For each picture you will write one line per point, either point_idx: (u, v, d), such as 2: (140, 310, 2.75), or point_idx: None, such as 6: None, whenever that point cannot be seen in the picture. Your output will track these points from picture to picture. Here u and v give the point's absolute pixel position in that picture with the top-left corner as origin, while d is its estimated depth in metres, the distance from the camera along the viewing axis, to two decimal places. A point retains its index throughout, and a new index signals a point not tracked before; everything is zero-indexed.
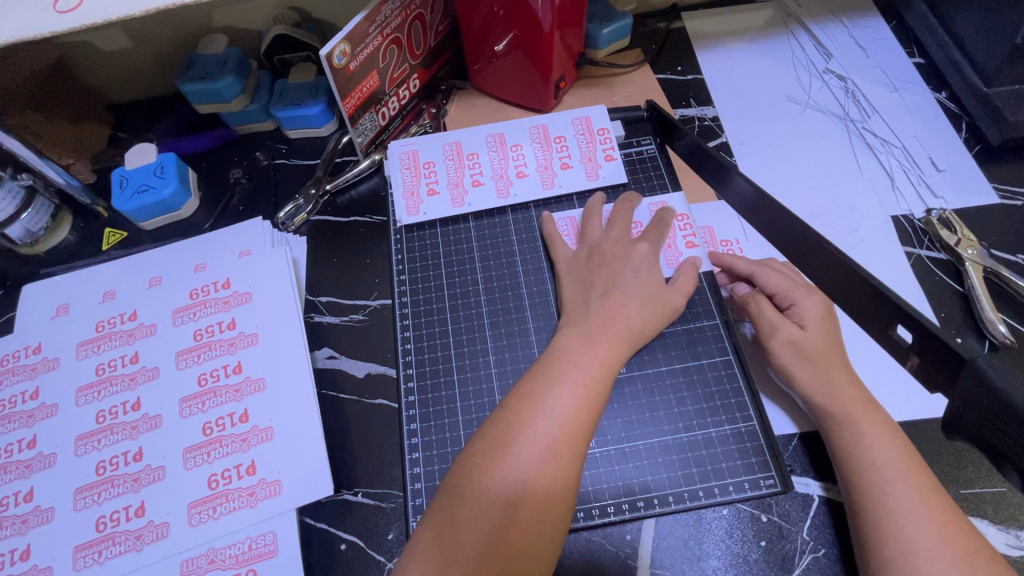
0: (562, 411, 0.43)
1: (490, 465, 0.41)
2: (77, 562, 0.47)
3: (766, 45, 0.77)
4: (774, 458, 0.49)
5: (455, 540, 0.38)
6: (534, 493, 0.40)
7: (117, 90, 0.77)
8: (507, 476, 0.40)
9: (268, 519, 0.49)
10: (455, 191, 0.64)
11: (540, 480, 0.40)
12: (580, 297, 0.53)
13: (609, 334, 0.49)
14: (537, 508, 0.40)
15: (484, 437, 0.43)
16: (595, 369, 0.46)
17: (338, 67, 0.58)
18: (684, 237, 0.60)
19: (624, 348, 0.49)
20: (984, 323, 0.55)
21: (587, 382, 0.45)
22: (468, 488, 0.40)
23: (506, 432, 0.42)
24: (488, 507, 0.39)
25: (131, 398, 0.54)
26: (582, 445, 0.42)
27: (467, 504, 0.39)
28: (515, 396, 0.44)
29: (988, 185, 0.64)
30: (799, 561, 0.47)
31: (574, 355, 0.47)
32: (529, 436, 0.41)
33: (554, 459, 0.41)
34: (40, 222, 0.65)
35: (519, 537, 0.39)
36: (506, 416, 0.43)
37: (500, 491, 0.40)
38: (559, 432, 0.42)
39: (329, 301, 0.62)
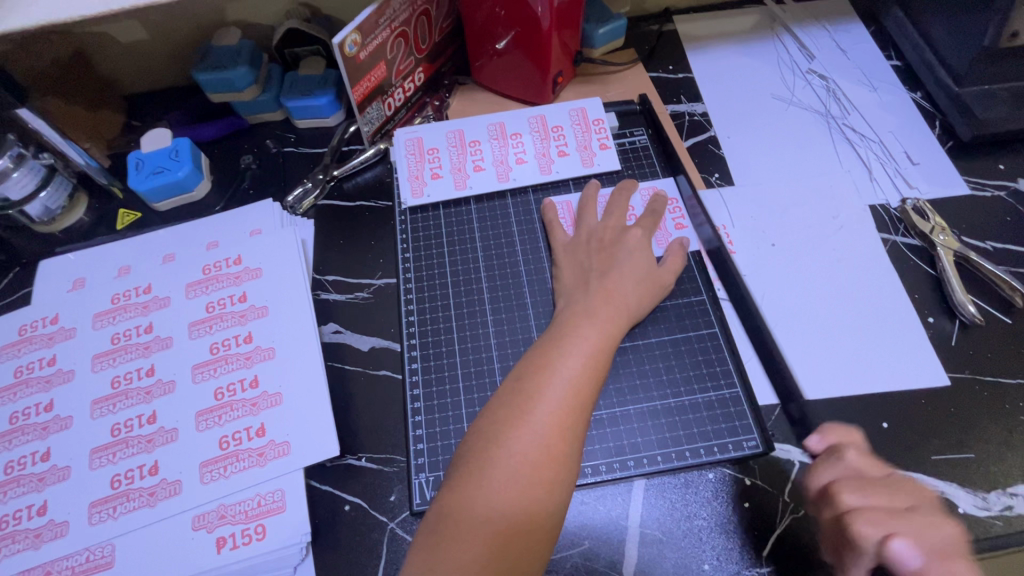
0: (573, 379, 0.46)
1: (512, 429, 0.43)
2: (92, 517, 0.49)
3: (752, 47, 0.81)
4: (756, 422, 0.53)
5: (483, 499, 0.40)
6: (552, 454, 0.42)
7: (130, 80, 0.80)
8: (530, 441, 0.42)
9: (277, 478, 0.51)
10: (458, 175, 0.68)
11: (557, 443, 0.43)
12: (580, 278, 0.56)
13: (607, 309, 0.52)
14: (556, 469, 0.42)
15: (503, 405, 0.45)
16: (600, 342, 0.49)
17: (349, 56, 0.61)
18: (674, 219, 0.64)
19: (622, 322, 0.52)
20: (954, 303, 0.59)
21: (593, 352, 0.48)
22: (492, 450, 0.42)
23: (526, 399, 0.44)
24: (515, 468, 0.41)
25: (145, 365, 0.56)
26: (590, 411, 0.45)
27: (494, 467, 0.41)
28: (530, 366, 0.47)
29: (959, 177, 0.68)
30: (779, 521, 0.49)
31: (581, 329, 0.50)
32: (546, 402, 0.44)
33: (568, 423, 0.44)
34: (57, 200, 0.67)
35: (540, 495, 0.41)
36: (523, 385, 0.46)
37: (522, 453, 0.42)
38: (571, 399, 0.45)
39: (335, 280, 0.64)
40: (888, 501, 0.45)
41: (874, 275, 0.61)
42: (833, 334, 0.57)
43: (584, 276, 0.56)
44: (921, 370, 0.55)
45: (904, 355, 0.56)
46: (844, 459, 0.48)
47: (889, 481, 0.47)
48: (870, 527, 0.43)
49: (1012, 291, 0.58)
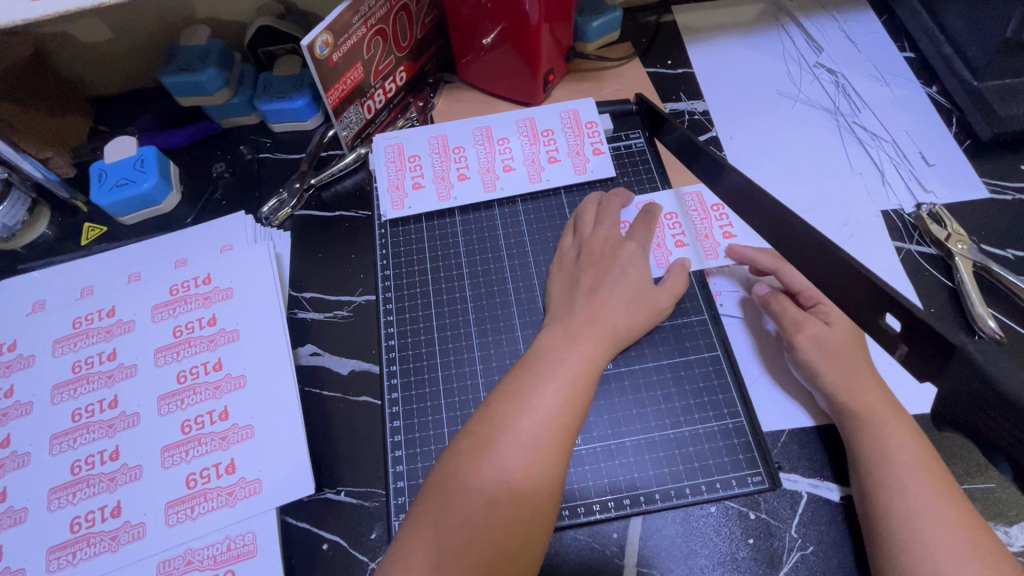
0: (547, 408, 0.42)
1: (473, 462, 0.40)
2: (51, 564, 0.46)
3: (756, 39, 0.76)
4: (762, 454, 0.49)
5: (438, 542, 0.37)
6: (519, 492, 0.39)
7: (97, 81, 0.75)
8: (493, 476, 0.39)
9: (248, 519, 0.48)
10: (441, 185, 0.64)
11: (525, 479, 0.39)
12: (567, 294, 0.52)
13: (592, 329, 0.48)
14: (523, 507, 0.39)
15: (468, 436, 0.41)
16: (580, 365, 0.45)
17: (321, 57, 0.57)
18: (721, 228, 0.60)
19: (607, 345, 0.48)
20: (974, 318, 0.55)
21: (572, 379, 0.44)
22: (451, 487, 0.39)
23: (492, 431, 0.41)
24: (476, 507, 0.38)
25: (108, 396, 0.53)
26: (569, 443, 0.41)
27: (452, 504, 0.38)
28: (500, 393, 0.43)
29: (977, 179, 0.64)
30: (786, 559, 0.46)
31: (557, 351, 0.46)
32: (514, 434, 0.40)
33: (539, 457, 0.40)
34: (15, 216, 0.64)
35: (505, 539, 0.37)
36: (490, 415, 0.42)
37: (484, 490, 0.38)
38: (544, 431, 0.41)
39: (312, 297, 0.60)
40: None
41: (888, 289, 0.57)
42: None
43: (572, 291, 0.52)
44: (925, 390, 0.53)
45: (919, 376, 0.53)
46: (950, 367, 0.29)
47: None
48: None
49: None
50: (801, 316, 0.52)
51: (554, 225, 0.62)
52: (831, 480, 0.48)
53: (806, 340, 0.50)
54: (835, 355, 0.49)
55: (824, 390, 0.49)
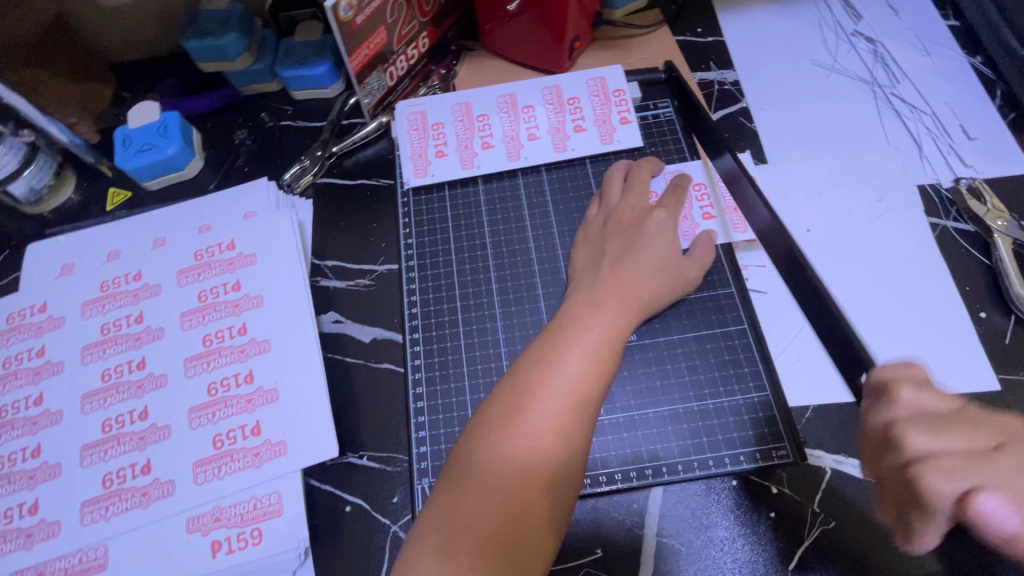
0: (571, 377, 0.41)
1: (500, 428, 0.40)
2: (84, 518, 0.48)
3: (791, 6, 0.73)
4: (787, 429, 0.49)
5: (465, 506, 0.37)
6: (547, 460, 0.39)
7: (120, 48, 0.75)
8: (522, 445, 0.39)
9: (273, 479, 0.49)
10: (464, 153, 0.63)
11: (554, 448, 0.39)
12: (592, 264, 0.51)
13: (617, 297, 0.47)
14: (552, 475, 0.39)
15: (495, 404, 0.41)
16: (606, 334, 0.45)
17: (344, 20, 0.55)
18: None
19: (633, 314, 0.47)
20: (1012, 298, 0.53)
21: (598, 347, 0.44)
22: (481, 455, 0.39)
23: (518, 399, 0.41)
24: (503, 472, 0.38)
25: (136, 358, 0.54)
26: (595, 411, 0.41)
27: (483, 473, 0.38)
28: (526, 362, 0.43)
29: (1021, 153, 0.61)
30: (808, 533, 0.46)
31: (584, 320, 0.45)
32: (542, 403, 0.40)
33: (565, 423, 0.40)
34: (42, 179, 0.64)
35: (534, 505, 0.38)
36: (517, 384, 0.42)
37: (514, 459, 0.38)
38: (572, 399, 0.41)
39: (335, 265, 0.60)
40: (972, 439, 0.31)
41: (922, 268, 0.56)
42: (871, 331, 0.53)
43: (597, 262, 0.51)
44: (959, 361, 0.52)
45: (951, 350, 0.52)
46: (899, 398, 0.36)
47: (971, 416, 0.33)
48: (943, 479, 0.30)
49: None
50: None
51: (578, 196, 0.61)
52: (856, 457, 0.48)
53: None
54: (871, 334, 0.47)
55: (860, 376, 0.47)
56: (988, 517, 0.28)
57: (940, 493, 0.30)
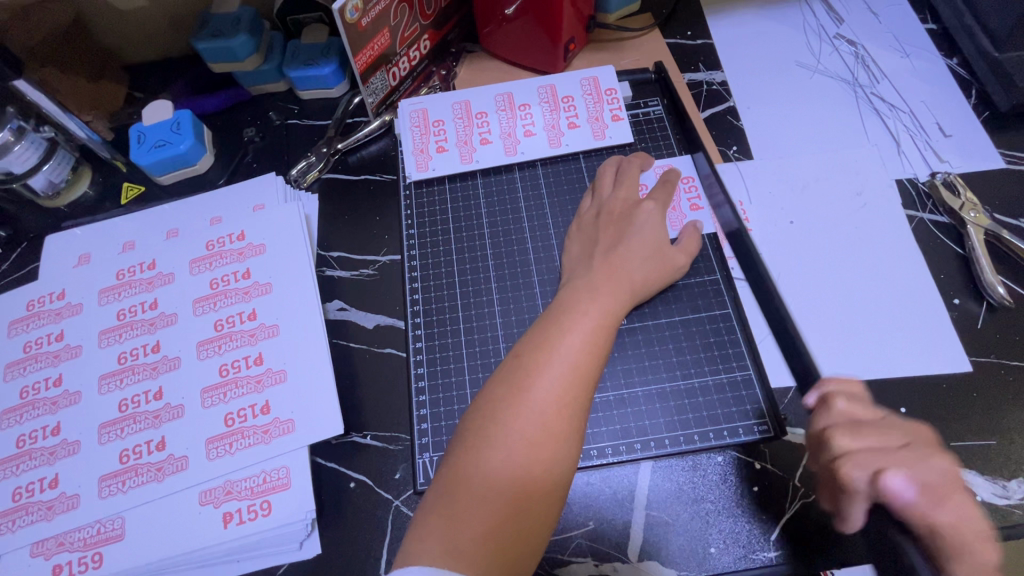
0: (571, 357, 0.44)
1: (506, 405, 0.42)
2: (103, 491, 0.50)
3: (777, 11, 0.77)
4: (768, 406, 0.51)
5: (477, 477, 0.40)
6: (551, 434, 0.41)
7: (133, 50, 0.78)
8: (528, 420, 0.41)
9: (282, 455, 0.51)
10: (463, 149, 0.66)
11: (557, 422, 0.41)
12: (585, 253, 0.54)
13: (610, 281, 0.50)
14: (556, 447, 0.41)
15: (501, 383, 0.44)
16: (602, 317, 0.47)
17: (350, 22, 0.59)
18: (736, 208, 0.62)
19: (624, 298, 0.50)
20: (982, 285, 0.56)
21: (595, 329, 0.46)
22: (489, 431, 0.41)
23: (523, 377, 0.43)
24: (510, 445, 0.40)
25: (151, 341, 0.56)
26: (592, 387, 0.44)
27: (492, 446, 0.40)
28: (528, 343, 0.45)
29: (994, 150, 0.64)
30: (789, 506, 0.48)
31: (581, 305, 0.48)
32: (545, 380, 0.43)
33: (567, 399, 0.42)
34: (60, 174, 0.67)
35: (540, 475, 0.40)
36: (521, 364, 0.44)
37: (520, 433, 0.41)
38: (572, 377, 0.43)
39: (339, 256, 0.63)
40: (878, 440, 0.42)
41: (898, 257, 0.59)
42: (851, 316, 0.56)
43: (590, 250, 0.54)
44: (932, 345, 0.54)
45: (927, 334, 0.55)
46: (833, 407, 0.45)
47: (881, 422, 0.43)
48: (858, 468, 0.40)
49: None
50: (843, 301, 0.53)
51: (572, 190, 0.64)
52: None
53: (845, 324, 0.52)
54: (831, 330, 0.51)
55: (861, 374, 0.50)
56: (892, 492, 0.38)
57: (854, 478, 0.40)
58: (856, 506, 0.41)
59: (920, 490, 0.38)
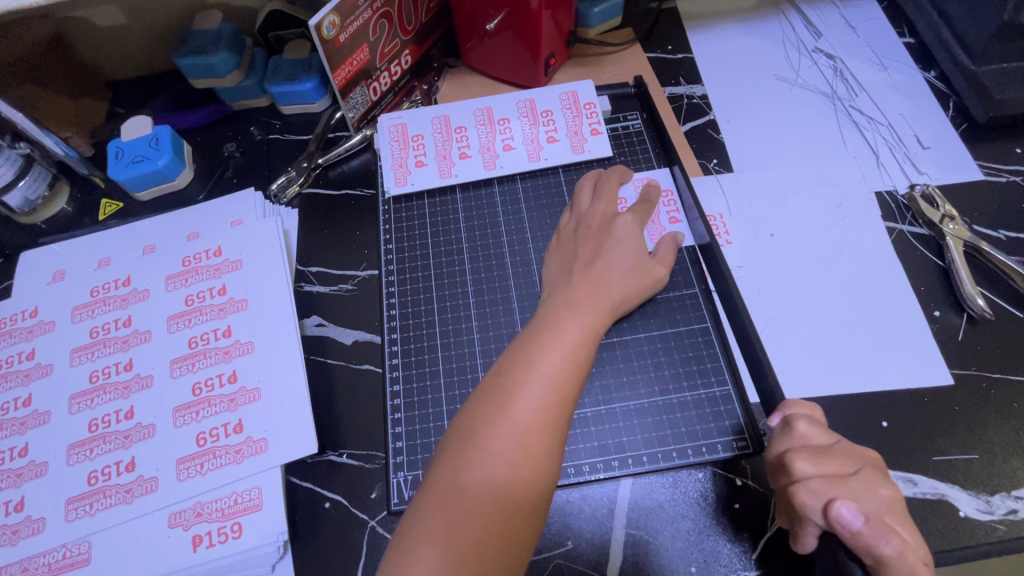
0: (554, 369, 0.44)
1: (489, 416, 0.41)
2: (69, 514, 0.49)
3: (756, 25, 0.77)
4: (748, 421, 0.51)
5: (459, 490, 0.39)
6: (531, 454, 0.40)
7: (115, 66, 0.78)
8: (507, 440, 0.40)
9: (254, 475, 0.50)
10: (443, 163, 0.65)
11: (536, 442, 0.41)
12: (563, 269, 0.54)
13: (593, 292, 0.50)
14: (535, 467, 0.40)
15: (480, 402, 0.43)
16: (582, 334, 0.47)
17: (327, 38, 0.59)
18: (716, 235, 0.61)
19: (605, 314, 0.50)
20: (963, 296, 0.56)
21: (575, 346, 0.46)
22: (467, 452, 0.40)
23: (502, 396, 0.42)
24: (489, 466, 0.39)
25: (124, 359, 0.55)
26: (571, 405, 0.43)
27: (471, 467, 0.39)
28: (508, 361, 0.45)
29: (972, 162, 0.64)
30: (771, 524, 0.47)
31: (561, 322, 0.48)
32: (524, 399, 0.42)
33: (550, 410, 0.42)
34: (37, 190, 0.66)
35: (520, 496, 0.39)
36: (501, 382, 0.43)
37: (500, 453, 0.40)
38: (551, 395, 0.43)
39: (318, 271, 0.63)
40: (834, 466, 0.41)
41: (878, 269, 0.59)
42: (830, 329, 0.56)
43: (569, 266, 0.54)
44: (913, 357, 0.54)
45: (908, 347, 0.55)
46: (794, 429, 0.42)
47: (841, 449, 0.42)
48: (812, 495, 0.39)
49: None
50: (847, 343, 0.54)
51: (551, 203, 0.63)
52: None
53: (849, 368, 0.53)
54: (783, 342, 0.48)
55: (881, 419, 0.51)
56: (842, 519, 0.37)
57: (809, 506, 0.39)
58: (808, 529, 0.41)
59: (865, 521, 0.37)
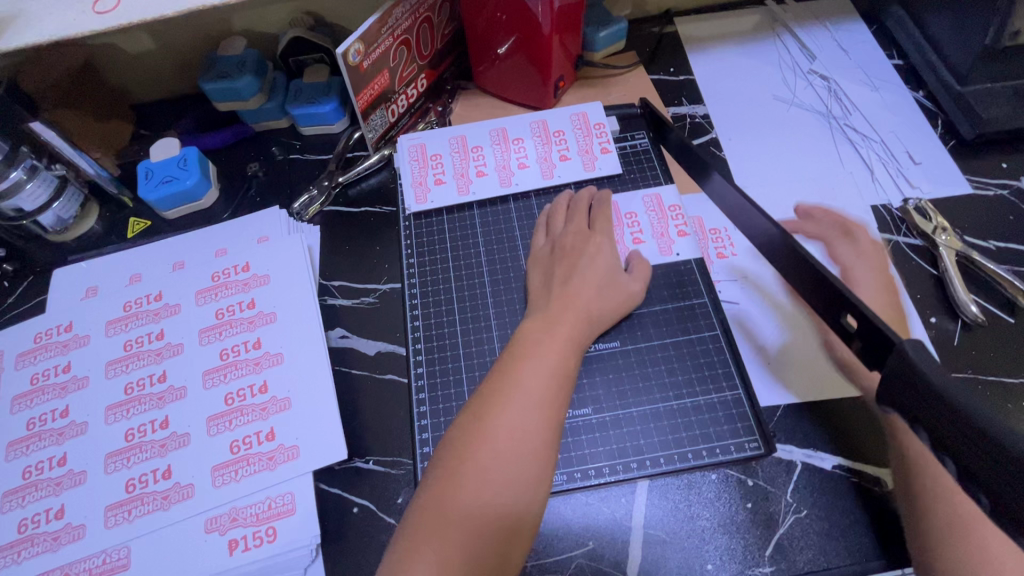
0: (535, 395, 0.46)
1: (475, 443, 0.43)
2: (108, 521, 0.51)
3: (753, 48, 0.81)
4: (759, 424, 0.53)
5: (447, 519, 0.40)
6: (527, 450, 0.43)
7: (140, 90, 0.81)
8: (504, 437, 0.43)
9: (286, 481, 0.52)
10: (461, 181, 0.69)
11: (532, 439, 0.44)
12: (542, 285, 0.56)
13: (566, 315, 0.52)
14: (533, 461, 0.43)
15: (477, 402, 0.46)
16: (568, 340, 0.51)
17: (353, 65, 0.62)
18: (715, 248, 0.64)
19: (584, 325, 0.53)
20: (957, 304, 0.59)
21: (564, 351, 0.50)
22: (468, 448, 0.43)
23: (498, 397, 0.46)
24: (489, 461, 0.42)
25: (157, 371, 0.58)
26: (563, 404, 0.47)
27: (471, 462, 0.42)
28: (505, 366, 0.48)
29: (961, 176, 0.68)
30: (782, 521, 0.50)
31: (546, 330, 0.51)
32: (518, 399, 0.45)
33: (530, 434, 0.44)
34: (70, 210, 0.69)
35: (518, 489, 0.42)
36: (496, 385, 0.47)
37: (497, 449, 0.43)
38: (544, 394, 0.46)
39: (341, 285, 0.65)
40: None
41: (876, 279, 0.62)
42: None
43: (547, 284, 0.56)
44: None
45: None
46: None
47: None
48: None
49: (1015, 291, 0.58)
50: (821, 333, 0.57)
51: None
52: (823, 450, 0.53)
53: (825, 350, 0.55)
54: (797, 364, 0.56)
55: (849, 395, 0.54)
56: None
57: None
58: None
59: None
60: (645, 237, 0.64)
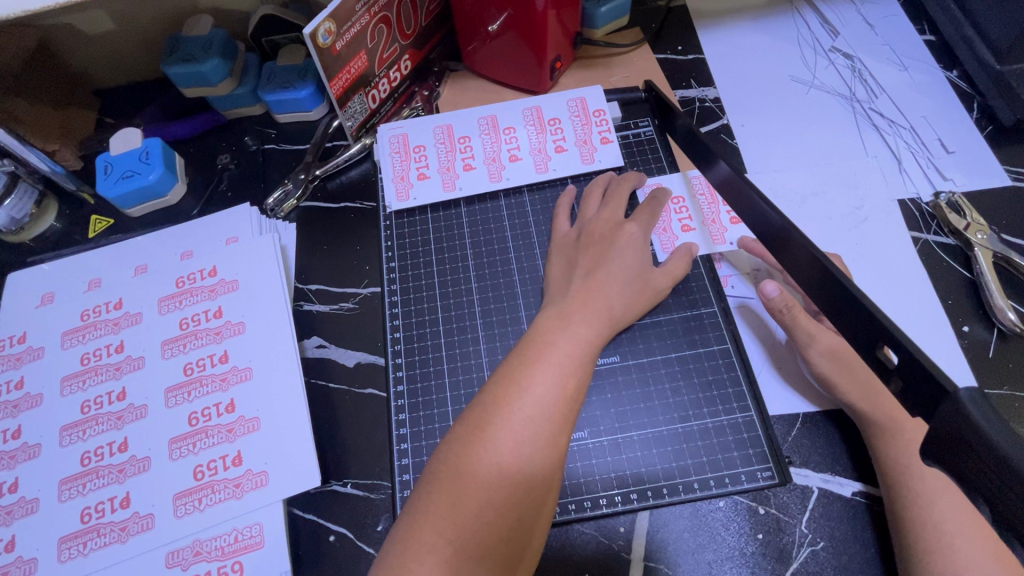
0: (562, 365, 0.43)
1: (502, 404, 0.40)
2: (62, 554, 0.47)
3: (769, 23, 0.74)
4: (772, 449, 0.48)
5: (469, 481, 0.37)
6: (555, 416, 0.40)
7: (104, 73, 0.75)
8: (531, 401, 0.40)
9: (254, 510, 0.48)
10: (446, 175, 0.63)
11: (561, 406, 0.40)
12: (564, 275, 0.51)
13: (588, 312, 0.47)
14: (559, 429, 0.39)
15: (504, 366, 0.42)
16: (597, 317, 0.47)
17: (324, 47, 0.56)
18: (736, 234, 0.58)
19: (606, 325, 0.48)
20: (992, 310, 0.53)
21: (591, 325, 0.46)
22: (493, 410, 0.39)
23: (527, 363, 0.42)
24: (515, 423, 0.39)
25: (117, 388, 0.53)
26: (587, 378, 0.43)
27: (497, 423, 0.39)
28: (532, 337, 0.45)
29: (998, 166, 0.62)
30: (796, 554, 0.45)
31: (574, 305, 0.48)
32: (547, 367, 0.42)
33: (549, 435, 0.39)
34: (24, 209, 0.64)
35: (544, 457, 0.38)
36: (524, 354, 0.43)
37: (524, 412, 0.39)
38: (570, 366, 0.43)
39: (318, 289, 0.60)
40: None
41: (903, 282, 0.56)
42: None
43: (569, 275, 0.51)
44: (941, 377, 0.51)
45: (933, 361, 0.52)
46: None
47: None
48: None
49: None
50: (814, 328, 0.50)
51: None
52: (842, 475, 0.48)
53: (820, 352, 0.49)
54: (849, 365, 0.48)
55: (844, 401, 0.48)
56: None
57: None
58: None
59: None
60: (694, 224, 0.59)
